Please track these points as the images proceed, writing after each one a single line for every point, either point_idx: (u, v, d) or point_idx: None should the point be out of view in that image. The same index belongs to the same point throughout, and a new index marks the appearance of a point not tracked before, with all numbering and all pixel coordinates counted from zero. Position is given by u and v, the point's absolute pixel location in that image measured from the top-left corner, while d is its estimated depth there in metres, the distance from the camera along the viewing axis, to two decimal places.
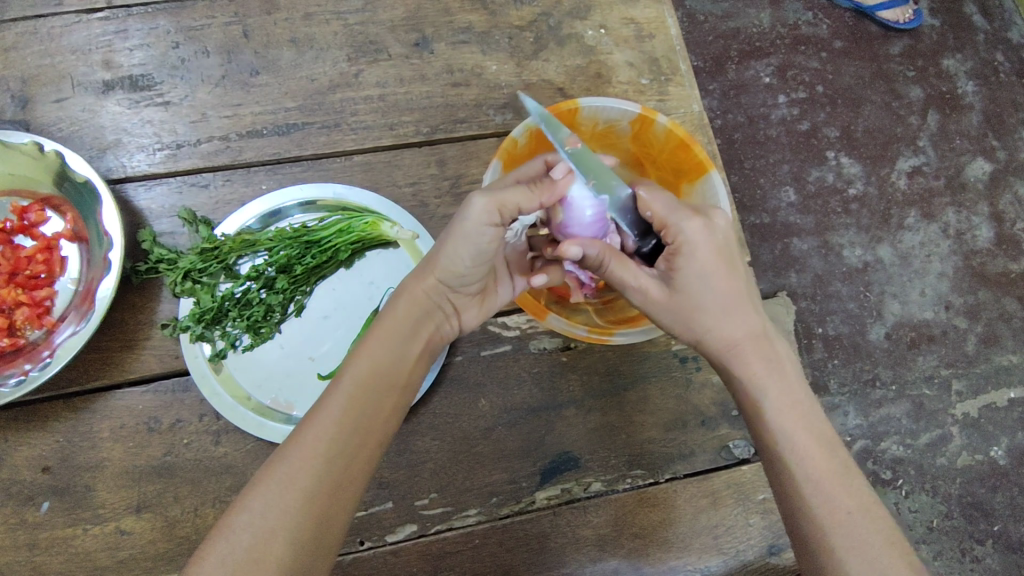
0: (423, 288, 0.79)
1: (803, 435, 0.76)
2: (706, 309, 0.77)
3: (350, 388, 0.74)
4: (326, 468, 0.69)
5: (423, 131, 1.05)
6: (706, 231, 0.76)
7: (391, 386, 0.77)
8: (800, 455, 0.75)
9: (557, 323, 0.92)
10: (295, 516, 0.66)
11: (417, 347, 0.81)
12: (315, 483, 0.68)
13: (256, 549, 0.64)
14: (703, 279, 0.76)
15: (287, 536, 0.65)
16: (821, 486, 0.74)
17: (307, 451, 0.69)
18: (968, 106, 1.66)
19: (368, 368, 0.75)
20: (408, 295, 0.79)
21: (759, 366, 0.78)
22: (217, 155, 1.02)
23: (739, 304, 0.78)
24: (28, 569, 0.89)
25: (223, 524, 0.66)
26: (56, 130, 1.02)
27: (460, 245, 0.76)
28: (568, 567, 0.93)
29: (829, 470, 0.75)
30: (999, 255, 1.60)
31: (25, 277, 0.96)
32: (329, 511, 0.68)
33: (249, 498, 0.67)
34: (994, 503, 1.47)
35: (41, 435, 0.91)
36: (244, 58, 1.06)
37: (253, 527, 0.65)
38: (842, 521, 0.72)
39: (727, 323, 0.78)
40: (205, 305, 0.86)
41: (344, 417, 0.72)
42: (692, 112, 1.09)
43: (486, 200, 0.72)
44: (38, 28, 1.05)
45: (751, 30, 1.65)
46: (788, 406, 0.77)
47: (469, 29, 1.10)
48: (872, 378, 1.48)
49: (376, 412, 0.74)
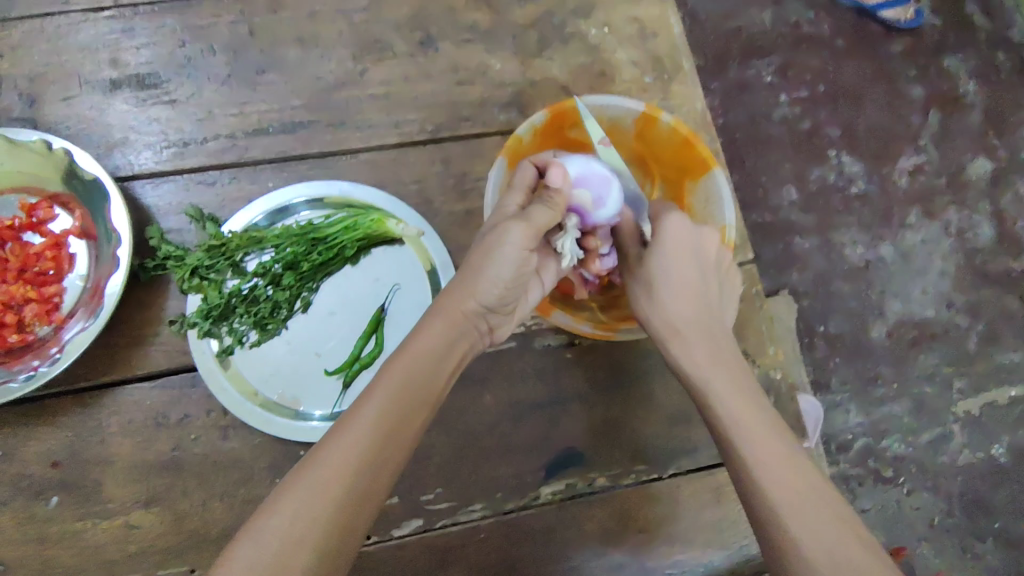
0: (459, 306, 0.81)
1: (748, 414, 0.78)
2: (664, 287, 0.85)
3: (383, 399, 0.74)
4: (355, 480, 0.69)
5: (428, 129, 1.06)
6: (682, 221, 0.85)
7: (426, 398, 0.76)
8: (743, 431, 0.76)
9: (561, 320, 0.93)
10: (325, 525, 0.65)
11: (454, 363, 0.81)
12: (344, 493, 0.68)
13: (283, 558, 0.63)
14: (669, 262, 0.85)
15: (315, 544, 0.64)
16: (762, 458, 0.74)
17: (338, 461, 0.69)
18: (970, 104, 1.67)
19: (401, 380, 0.75)
20: (445, 313, 0.80)
21: (708, 353, 0.83)
22: (224, 153, 1.02)
23: (694, 292, 0.85)
24: (37, 564, 0.89)
25: (250, 527, 0.65)
26: (63, 128, 1.03)
27: (499, 265, 0.80)
28: (573, 562, 0.93)
29: (775, 449, 0.75)
30: (1000, 254, 1.60)
31: (33, 273, 0.97)
32: (356, 519, 0.68)
33: (275, 505, 0.66)
34: (996, 501, 1.48)
35: (50, 430, 0.92)
36: (250, 57, 1.07)
37: (281, 534, 0.64)
38: (787, 495, 0.71)
39: (680, 308, 0.85)
40: (212, 301, 0.86)
41: (376, 427, 0.72)
42: (695, 111, 1.10)
43: (524, 227, 0.79)
44: (45, 27, 1.05)
45: (753, 29, 1.65)
46: (733, 391, 0.80)
47: (473, 27, 1.10)
48: (874, 377, 1.49)
49: (409, 425, 0.74)
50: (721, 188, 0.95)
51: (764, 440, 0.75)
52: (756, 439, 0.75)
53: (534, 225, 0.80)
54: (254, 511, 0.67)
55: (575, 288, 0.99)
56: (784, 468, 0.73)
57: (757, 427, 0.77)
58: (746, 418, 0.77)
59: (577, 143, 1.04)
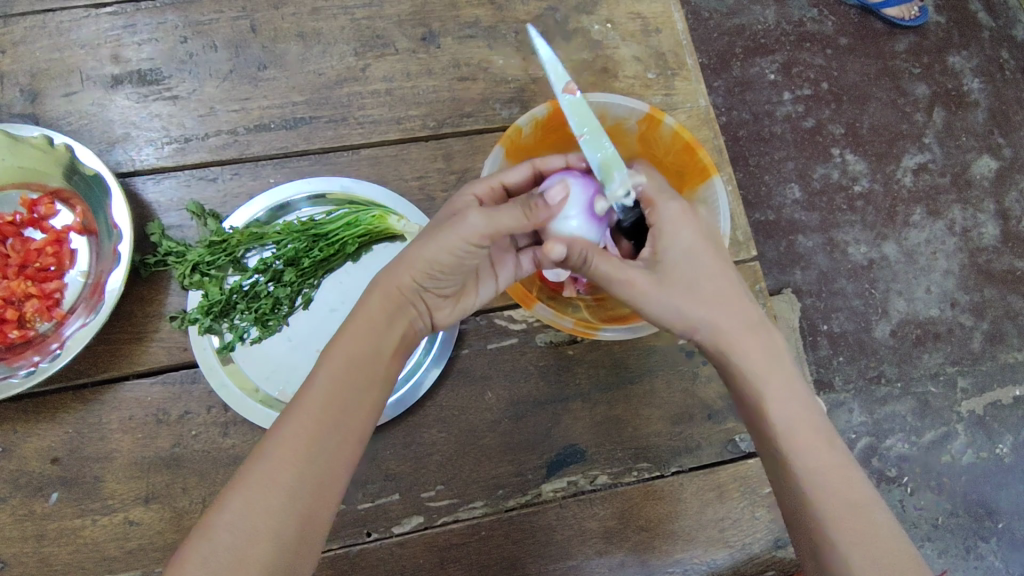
0: (393, 285, 0.77)
1: (802, 423, 0.76)
2: (699, 288, 0.79)
3: (325, 384, 0.73)
4: (305, 465, 0.69)
5: (429, 125, 1.05)
6: (681, 216, 0.81)
7: (369, 383, 0.75)
8: (799, 444, 0.75)
9: (542, 313, 0.92)
10: (275, 514, 0.66)
11: (393, 343, 0.78)
12: (295, 480, 0.68)
13: (239, 549, 0.64)
14: (692, 265, 0.79)
15: (269, 533, 0.66)
16: (817, 469, 0.74)
17: (286, 451, 0.69)
18: (974, 103, 1.66)
19: (342, 363, 0.74)
20: (378, 294, 0.77)
21: (756, 354, 0.78)
22: (225, 149, 1.02)
23: (727, 291, 0.80)
24: (36, 560, 0.89)
25: (205, 525, 0.66)
26: (64, 124, 1.02)
27: (435, 250, 0.75)
28: (574, 560, 0.93)
29: (827, 457, 0.74)
30: (1005, 253, 1.60)
31: (34, 269, 0.96)
32: (312, 507, 0.69)
33: (228, 502, 0.67)
34: (1000, 501, 1.47)
35: (51, 427, 0.92)
36: (252, 53, 1.06)
37: (236, 529, 0.65)
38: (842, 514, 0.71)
39: (716, 310, 0.79)
40: (213, 297, 0.86)
41: (320, 412, 0.72)
42: (698, 107, 1.09)
43: (477, 216, 0.74)
44: (46, 23, 1.05)
45: (756, 26, 1.64)
46: (783, 388, 0.77)
47: (475, 23, 1.10)
48: (877, 375, 1.49)
49: (354, 408, 0.74)
50: (718, 195, 0.94)
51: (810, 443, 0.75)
52: (807, 446, 0.75)
53: (491, 212, 0.75)
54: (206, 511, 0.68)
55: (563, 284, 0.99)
56: (841, 482, 0.73)
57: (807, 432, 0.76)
58: (795, 417, 0.76)
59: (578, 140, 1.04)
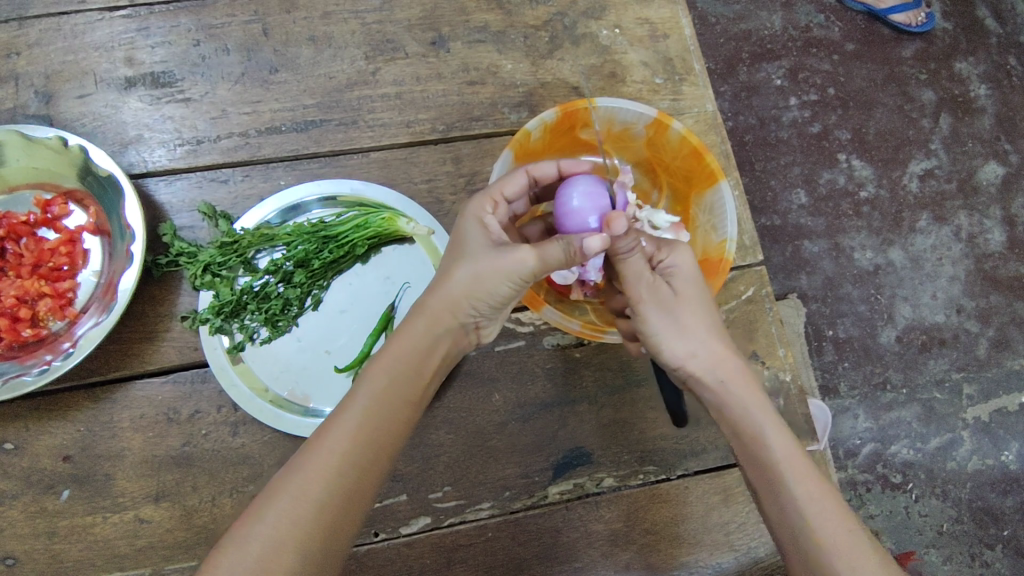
0: (437, 310, 0.78)
1: (801, 459, 0.77)
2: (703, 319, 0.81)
3: (366, 401, 0.74)
4: (337, 479, 0.70)
5: (439, 129, 1.06)
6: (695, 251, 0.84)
7: (408, 398, 0.77)
8: (800, 477, 0.75)
9: (551, 315, 0.92)
10: (304, 527, 0.67)
11: (435, 363, 0.80)
12: (326, 492, 0.69)
13: (266, 560, 0.65)
14: (698, 298, 0.82)
15: (298, 543, 0.66)
16: (818, 501, 0.74)
17: (320, 465, 0.70)
18: (981, 109, 1.66)
19: (383, 381, 0.76)
20: (423, 316, 0.78)
21: (753, 387, 0.80)
22: (236, 151, 1.03)
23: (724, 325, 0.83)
24: (47, 557, 0.90)
25: (233, 534, 0.67)
26: (78, 126, 1.04)
27: (490, 278, 0.77)
28: (580, 562, 0.94)
29: (825, 490, 0.75)
30: (1011, 259, 1.59)
31: (48, 268, 0.97)
32: (337, 524, 0.69)
33: (257, 510, 0.68)
34: (1006, 509, 1.47)
35: (63, 425, 0.93)
36: (264, 56, 1.07)
37: (263, 537, 0.66)
38: (843, 537, 0.72)
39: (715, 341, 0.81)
40: (224, 298, 0.87)
41: (359, 429, 0.73)
42: (705, 112, 1.10)
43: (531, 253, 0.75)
44: (61, 25, 1.06)
45: (763, 32, 1.65)
46: (779, 424, 0.78)
47: (485, 28, 1.11)
48: (882, 382, 1.49)
49: (392, 427, 0.75)
50: (724, 201, 0.96)
51: (808, 475, 0.75)
52: (807, 480, 0.75)
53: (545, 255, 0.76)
54: (239, 518, 0.69)
55: (572, 288, 0.99)
56: (842, 514, 0.73)
57: (807, 467, 0.76)
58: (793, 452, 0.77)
59: (587, 144, 1.06)
